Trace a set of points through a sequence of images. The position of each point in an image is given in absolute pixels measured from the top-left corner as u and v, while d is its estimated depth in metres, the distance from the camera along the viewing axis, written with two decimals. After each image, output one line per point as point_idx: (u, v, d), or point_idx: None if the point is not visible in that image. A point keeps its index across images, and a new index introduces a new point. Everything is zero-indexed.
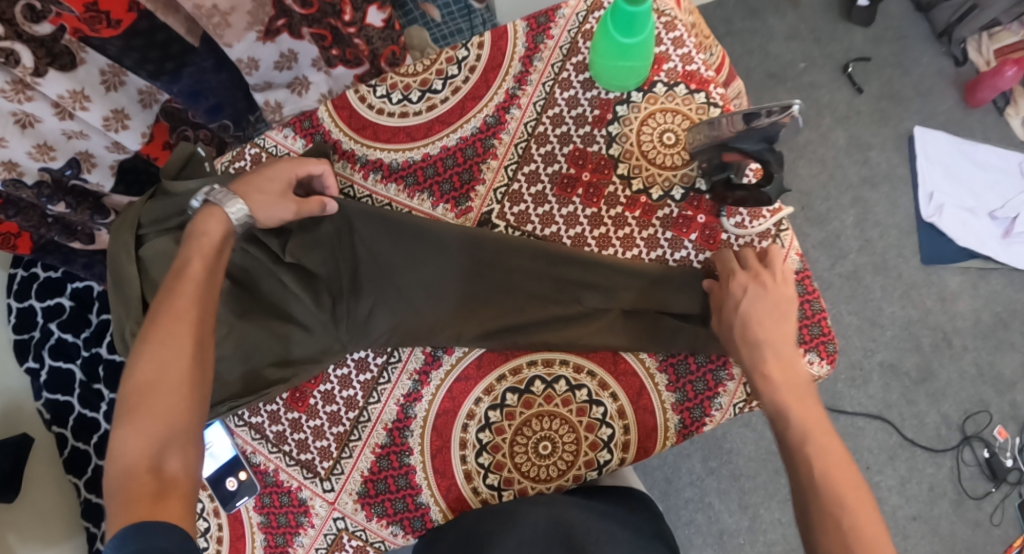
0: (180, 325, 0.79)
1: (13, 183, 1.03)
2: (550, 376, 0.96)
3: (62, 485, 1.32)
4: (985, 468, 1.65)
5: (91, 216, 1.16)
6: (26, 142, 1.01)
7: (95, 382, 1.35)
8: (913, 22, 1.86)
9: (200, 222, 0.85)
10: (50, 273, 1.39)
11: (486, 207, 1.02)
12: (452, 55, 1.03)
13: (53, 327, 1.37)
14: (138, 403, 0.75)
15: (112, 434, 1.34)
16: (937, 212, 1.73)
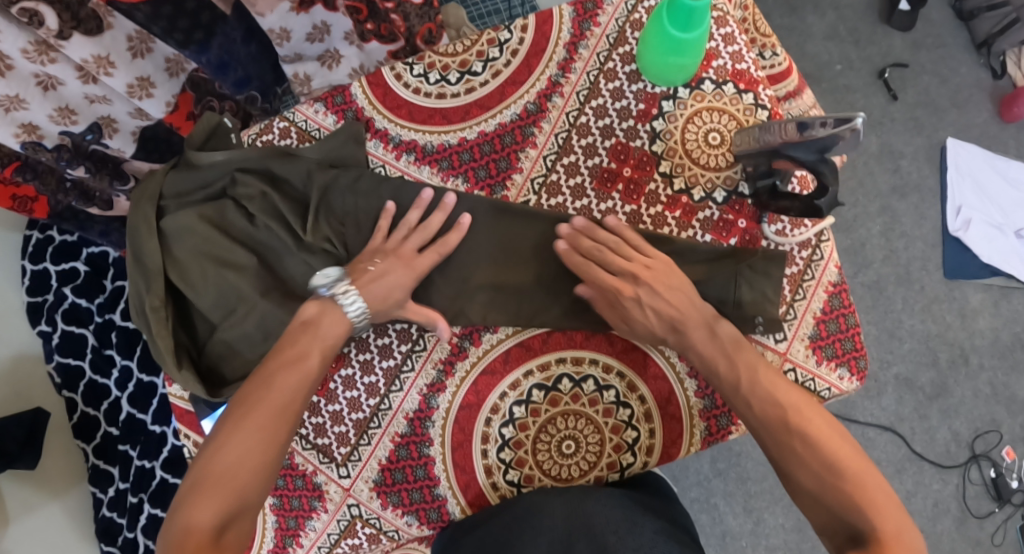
0: (273, 416, 0.81)
1: (33, 146, 1.07)
2: (578, 375, 0.94)
3: (71, 449, 1.37)
4: (990, 487, 1.64)
5: (110, 182, 1.21)
6: (47, 104, 1.05)
7: (107, 347, 1.39)
8: (953, 31, 1.82)
9: (322, 322, 0.88)
10: (66, 237, 1.40)
11: (522, 197, 0.98)
12: (494, 37, 0.99)
13: (66, 292, 1.39)
14: (213, 477, 0.77)
15: (122, 401, 1.38)
16: (964, 226, 1.71)
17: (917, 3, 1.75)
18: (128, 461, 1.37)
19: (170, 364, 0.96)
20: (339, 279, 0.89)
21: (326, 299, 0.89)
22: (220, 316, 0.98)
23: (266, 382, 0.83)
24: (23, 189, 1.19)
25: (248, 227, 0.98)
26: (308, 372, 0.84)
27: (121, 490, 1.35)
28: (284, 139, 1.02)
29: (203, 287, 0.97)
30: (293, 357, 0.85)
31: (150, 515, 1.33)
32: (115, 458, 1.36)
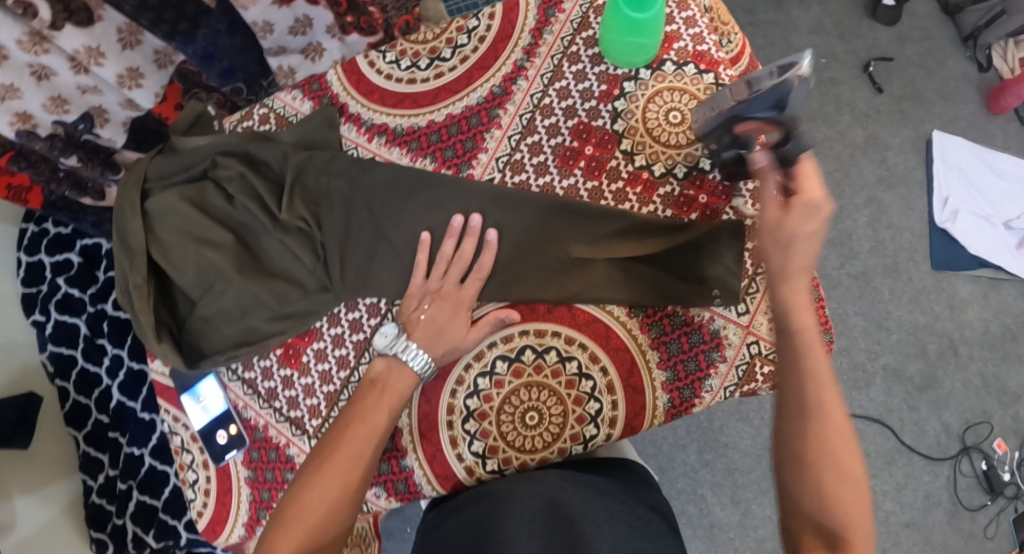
0: (347, 468, 0.86)
1: (28, 134, 1.13)
2: (541, 346, 0.96)
3: (63, 438, 1.48)
4: (982, 479, 1.63)
5: (102, 172, 1.27)
6: (41, 93, 1.11)
7: (98, 337, 1.52)
8: (939, 24, 1.83)
9: (389, 376, 0.92)
10: (61, 229, 1.53)
11: (487, 175, 1.01)
12: (463, 24, 1.03)
13: (60, 282, 1.51)
14: (291, 516, 0.83)
15: (112, 389, 1.51)
16: (951, 217, 1.72)
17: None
18: (118, 449, 1.49)
19: (151, 338, 1.00)
20: (394, 338, 0.94)
21: (385, 358, 0.94)
22: (199, 294, 1.02)
23: (341, 432, 0.89)
24: (18, 178, 1.26)
25: (227, 207, 1.02)
26: (376, 426, 0.89)
27: (110, 476, 1.48)
28: (263, 125, 1.06)
29: (183, 266, 1.01)
30: (364, 411, 0.90)
31: (138, 500, 1.47)
32: (105, 445, 1.50)
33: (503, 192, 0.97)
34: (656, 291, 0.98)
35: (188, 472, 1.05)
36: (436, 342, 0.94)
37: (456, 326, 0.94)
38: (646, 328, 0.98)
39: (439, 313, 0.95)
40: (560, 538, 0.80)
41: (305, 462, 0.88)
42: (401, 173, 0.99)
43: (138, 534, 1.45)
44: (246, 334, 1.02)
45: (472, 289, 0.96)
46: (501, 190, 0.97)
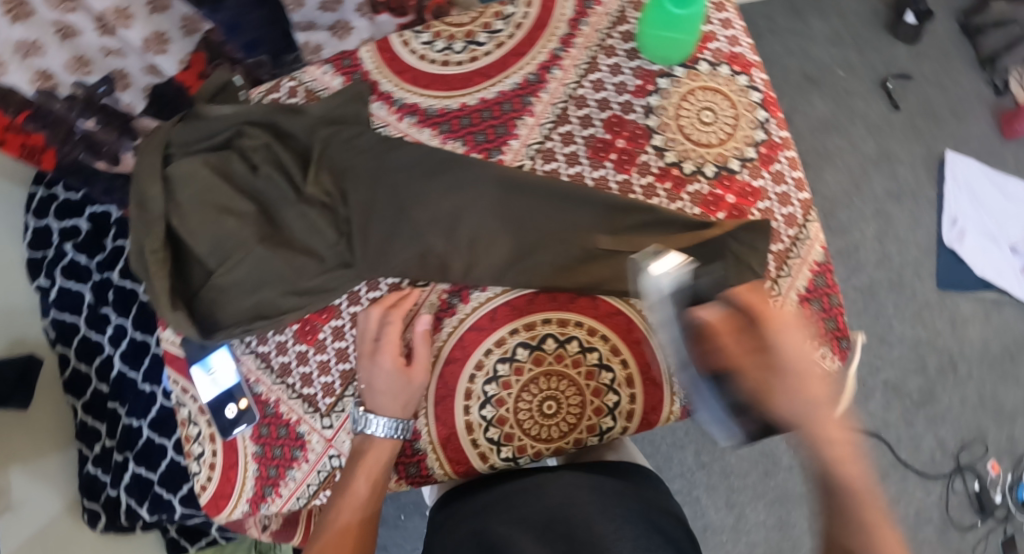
0: (345, 541, 0.89)
1: (47, 93, 1.18)
2: (563, 335, 0.96)
3: (60, 406, 1.50)
4: (973, 498, 1.65)
5: (119, 138, 1.26)
6: (64, 51, 1.17)
7: (103, 305, 1.51)
8: (956, 44, 1.84)
9: (363, 442, 0.93)
10: (70, 195, 1.53)
11: (517, 162, 1.00)
12: (500, 10, 1.02)
13: (67, 248, 1.51)
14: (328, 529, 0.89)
15: (114, 358, 1.50)
16: (959, 237, 1.74)
17: (923, 15, 1.77)
18: (116, 419, 1.48)
19: (165, 305, 0.96)
20: (359, 413, 0.93)
21: (359, 435, 0.93)
22: (216, 264, 1.00)
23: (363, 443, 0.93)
24: (32, 138, 1.19)
25: (251, 177, 1.01)
26: (359, 495, 0.91)
27: (108, 447, 1.48)
28: (290, 98, 1.05)
29: (200, 234, 0.98)
30: (344, 486, 0.92)
31: (134, 473, 1.46)
32: (102, 415, 1.49)
33: (514, 176, 0.96)
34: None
35: (194, 445, 1.02)
36: (381, 402, 0.93)
37: (389, 378, 0.93)
38: None
39: (378, 380, 0.93)
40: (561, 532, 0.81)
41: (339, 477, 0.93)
42: (430, 151, 0.98)
43: (132, 508, 1.45)
44: (260, 307, 1.00)
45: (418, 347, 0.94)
46: (508, 172, 0.96)
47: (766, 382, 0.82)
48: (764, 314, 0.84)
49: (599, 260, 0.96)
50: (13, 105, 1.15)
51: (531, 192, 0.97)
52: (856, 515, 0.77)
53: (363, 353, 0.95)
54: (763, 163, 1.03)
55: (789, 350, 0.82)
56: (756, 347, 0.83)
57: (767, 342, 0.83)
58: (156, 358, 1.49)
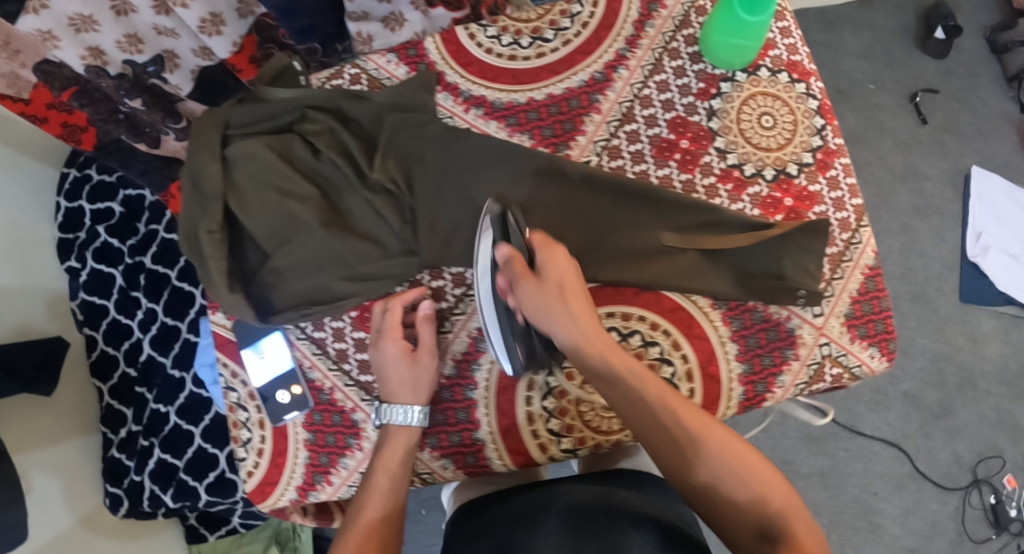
0: (364, 537, 0.83)
1: (97, 70, 1.16)
2: (626, 329, 0.97)
3: (86, 388, 1.49)
4: (989, 512, 1.67)
5: (163, 118, 1.28)
6: (117, 29, 1.13)
7: (134, 289, 1.52)
8: (984, 63, 1.85)
9: (386, 443, 0.92)
10: (105, 176, 1.55)
11: (584, 157, 1.00)
12: (567, 8, 1.02)
13: (100, 230, 1.53)
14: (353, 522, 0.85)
15: (144, 343, 1.50)
16: (982, 253, 1.75)
17: (953, 31, 1.79)
18: (143, 404, 1.48)
19: (223, 287, 0.96)
20: (377, 406, 0.93)
21: (381, 426, 0.93)
22: (274, 246, 0.99)
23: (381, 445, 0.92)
24: (75, 117, 1.24)
25: (313, 161, 1.00)
26: (378, 491, 0.88)
27: (133, 432, 1.47)
28: (353, 85, 1.04)
29: (259, 216, 0.98)
30: (365, 485, 0.89)
31: (159, 459, 1.45)
32: (129, 399, 1.48)
33: (562, 165, 0.96)
34: (737, 283, 0.98)
35: (242, 430, 1.02)
36: (399, 391, 0.92)
37: (401, 366, 0.93)
38: (728, 321, 0.99)
39: (390, 370, 0.93)
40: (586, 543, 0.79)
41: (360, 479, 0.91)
42: (495, 142, 0.98)
43: (155, 494, 1.44)
44: (317, 292, 1.00)
45: (427, 335, 0.95)
46: (555, 161, 0.97)
47: (599, 333, 0.87)
48: (552, 253, 0.89)
49: (629, 260, 0.96)
50: (58, 81, 1.15)
51: (576, 185, 0.97)
52: (735, 495, 0.80)
53: (377, 337, 0.95)
54: (819, 168, 1.03)
55: (559, 281, 0.88)
56: (550, 286, 0.87)
57: (540, 278, 0.88)
58: (185, 344, 1.49)
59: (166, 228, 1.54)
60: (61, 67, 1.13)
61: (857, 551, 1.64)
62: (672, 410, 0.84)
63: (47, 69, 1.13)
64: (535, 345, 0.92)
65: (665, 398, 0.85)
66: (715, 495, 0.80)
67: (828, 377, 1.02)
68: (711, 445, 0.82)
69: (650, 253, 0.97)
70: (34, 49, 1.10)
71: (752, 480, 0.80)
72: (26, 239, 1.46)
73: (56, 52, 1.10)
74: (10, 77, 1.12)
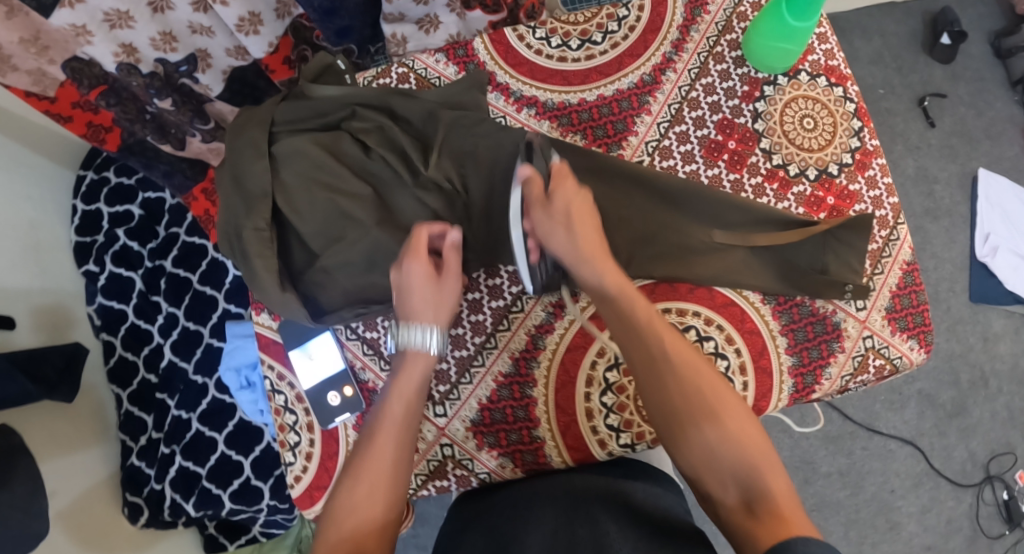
0: (381, 458, 0.83)
1: (128, 67, 1.12)
2: (681, 325, 0.96)
3: (105, 393, 1.42)
4: (1002, 508, 1.69)
5: (190, 118, 1.27)
6: (153, 27, 1.09)
7: (153, 293, 1.46)
8: (990, 68, 1.89)
9: (406, 362, 0.89)
10: (124, 179, 1.48)
11: (636, 158, 1.01)
12: (614, 11, 1.03)
13: (119, 233, 1.46)
14: (353, 490, 0.81)
15: (164, 348, 1.45)
16: (991, 253, 1.77)
17: (958, 37, 1.81)
18: (164, 410, 1.42)
19: (273, 286, 0.96)
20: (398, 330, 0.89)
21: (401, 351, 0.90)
22: (322, 245, 0.98)
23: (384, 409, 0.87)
24: (100, 117, 1.21)
25: (363, 158, 0.99)
26: (396, 410, 0.86)
27: (153, 439, 1.41)
28: (401, 84, 1.06)
29: (308, 214, 0.97)
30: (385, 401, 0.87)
31: (180, 466, 1.38)
32: (150, 405, 1.42)
33: (606, 164, 0.95)
34: (783, 279, 0.96)
35: (289, 434, 1.00)
36: (423, 314, 0.90)
37: (425, 287, 0.90)
38: (777, 315, 0.98)
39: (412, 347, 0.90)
40: (581, 534, 0.77)
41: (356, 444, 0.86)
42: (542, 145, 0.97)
43: (177, 502, 1.37)
44: (368, 291, 1.00)
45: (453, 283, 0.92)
46: (599, 161, 0.96)
47: (603, 255, 0.89)
48: (565, 181, 0.89)
49: (675, 256, 0.95)
50: (87, 79, 1.12)
51: (619, 181, 0.96)
52: (710, 433, 0.79)
53: (404, 255, 0.92)
54: (858, 169, 1.01)
55: (570, 208, 0.88)
56: (557, 209, 0.88)
57: (550, 201, 0.88)
58: (209, 349, 1.44)
59: (189, 231, 1.47)
60: (91, 64, 1.10)
61: (874, 548, 1.66)
62: (659, 340, 0.84)
63: (76, 66, 1.10)
64: (544, 264, 0.93)
65: (653, 325, 0.85)
66: (711, 449, 0.79)
67: (871, 369, 1.00)
68: (694, 383, 0.82)
69: (701, 248, 0.95)
70: (64, 45, 1.05)
71: (728, 422, 0.80)
72: (44, 242, 1.39)
73: (88, 48, 1.06)
74: (36, 75, 1.09)
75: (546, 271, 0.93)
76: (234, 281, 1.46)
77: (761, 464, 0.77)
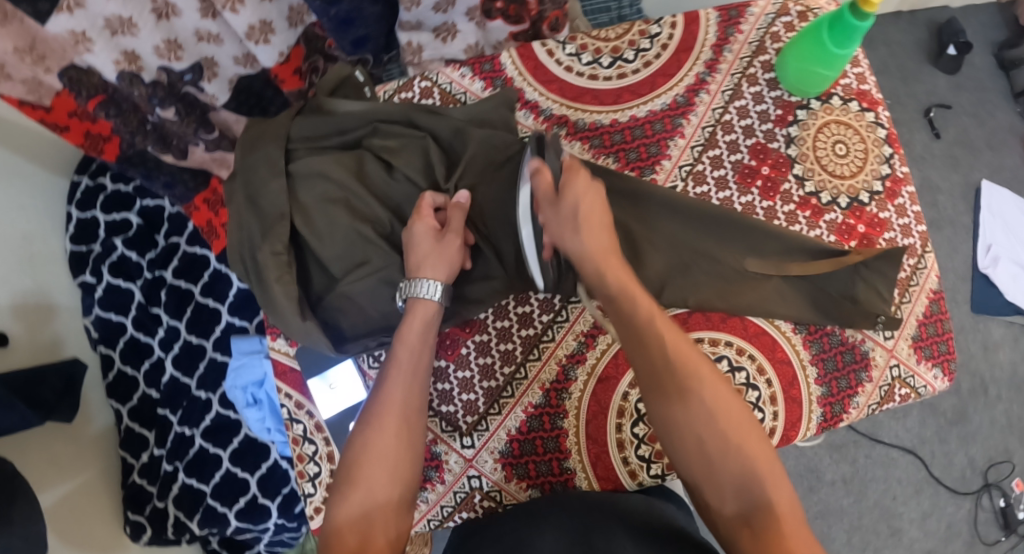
0: (397, 414, 0.83)
1: (131, 77, 0.97)
2: (713, 354, 0.96)
3: (104, 408, 1.31)
4: (999, 515, 1.53)
5: (194, 130, 1.10)
6: (157, 34, 0.96)
7: (154, 305, 1.33)
8: (993, 78, 1.72)
9: (415, 310, 0.88)
10: (121, 186, 1.35)
11: (669, 182, 1.01)
12: (646, 29, 1.03)
13: (116, 242, 1.34)
14: (357, 474, 0.80)
15: (165, 363, 1.32)
16: (992, 264, 1.59)
17: (963, 48, 1.66)
18: (167, 427, 1.31)
19: (293, 314, 0.92)
20: (402, 284, 0.89)
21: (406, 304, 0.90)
22: (343, 270, 0.95)
23: (382, 385, 0.85)
24: (98, 125, 1.05)
25: (387, 178, 0.97)
26: (407, 355, 0.86)
27: (155, 456, 1.29)
28: (425, 98, 1.04)
29: (330, 238, 0.95)
30: (397, 347, 0.87)
31: (183, 484, 1.27)
32: (151, 422, 1.31)
33: (640, 190, 0.96)
34: (814, 307, 0.97)
35: (309, 464, 0.97)
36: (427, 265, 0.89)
37: (427, 242, 0.90)
38: (807, 344, 0.98)
39: (405, 324, 0.88)
40: (598, 544, 0.80)
41: (355, 425, 0.84)
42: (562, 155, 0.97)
43: (181, 520, 1.26)
44: (390, 318, 0.97)
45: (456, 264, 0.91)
46: (613, 178, 0.96)
47: (612, 255, 0.87)
48: (574, 177, 0.87)
49: (712, 287, 0.96)
50: (86, 90, 0.97)
51: (658, 210, 0.96)
52: (711, 441, 0.77)
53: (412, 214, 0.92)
54: (888, 197, 1.01)
55: (582, 204, 0.87)
56: (565, 209, 0.86)
57: (559, 199, 0.87)
58: (213, 364, 1.32)
59: (189, 241, 1.35)
60: (89, 73, 0.96)
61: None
62: (660, 340, 0.82)
63: (74, 77, 0.95)
64: (555, 262, 0.92)
65: (655, 325, 0.83)
66: (713, 460, 0.77)
67: (897, 398, 1.00)
68: (696, 389, 0.79)
69: (737, 277, 0.96)
70: (62, 54, 0.92)
71: (730, 430, 0.77)
72: (37, 252, 1.27)
73: (87, 57, 0.92)
74: (32, 84, 0.94)
75: (557, 267, 0.92)
76: (239, 292, 1.34)
77: (762, 475, 0.76)
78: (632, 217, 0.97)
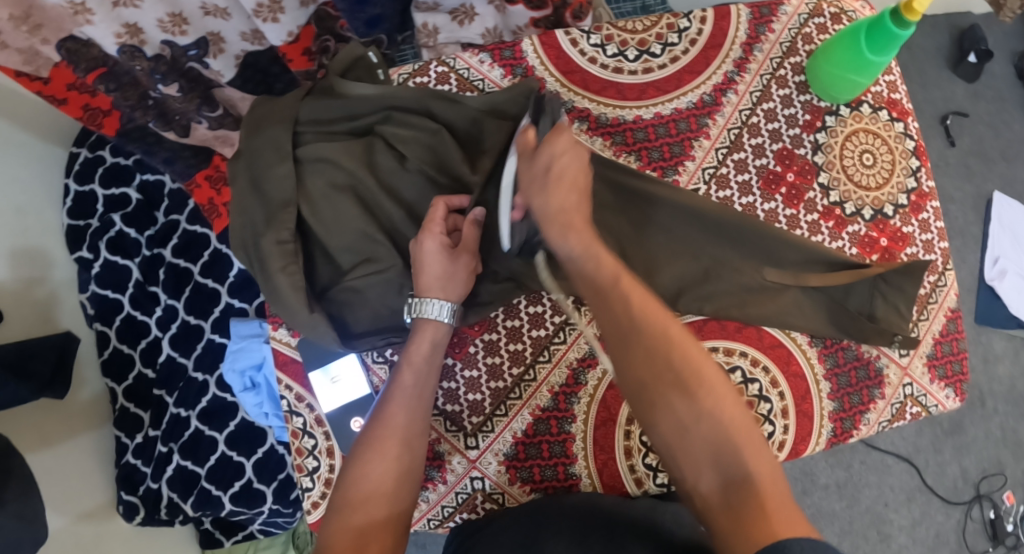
0: (396, 437, 0.82)
1: (131, 51, 0.93)
2: (728, 365, 0.95)
3: (96, 386, 1.27)
4: (987, 526, 1.47)
5: (197, 107, 1.06)
6: (160, 7, 0.91)
7: (152, 284, 1.29)
8: (1012, 88, 1.63)
9: (420, 336, 0.87)
10: (121, 159, 1.30)
11: (692, 184, 0.98)
12: (675, 23, 1.00)
13: (115, 218, 1.29)
14: (355, 494, 0.78)
15: (163, 342, 1.29)
16: (998, 277, 1.52)
17: (985, 55, 1.57)
18: (162, 408, 1.27)
19: (300, 306, 0.90)
20: (410, 302, 0.87)
21: (413, 323, 0.88)
22: (350, 262, 0.93)
23: (384, 407, 0.84)
24: (97, 100, 1.02)
25: (399, 170, 0.93)
26: (408, 378, 0.85)
27: (150, 437, 1.26)
28: (440, 84, 0.99)
29: (337, 229, 0.92)
30: (401, 370, 0.85)
31: (178, 466, 1.24)
32: (147, 402, 1.27)
33: (651, 192, 0.94)
34: (831, 322, 0.96)
35: (307, 458, 0.95)
36: (434, 262, 0.87)
37: (438, 260, 0.87)
38: (822, 358, 0.97)
39: (412, 344, 0.87)
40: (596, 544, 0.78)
41: (353, 447, 0.82)
42: None
43: (174, 502, 1.23)
44: (396, 315, 0.95)
45: (465, 266, 0.89)
46: (624, 179, 0.94)
47: (576, 216, 0.81)
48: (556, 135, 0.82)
49: (729, 294, 0.94)
50: (84, 62, 0.93)
51: (674, 214, 0.94)
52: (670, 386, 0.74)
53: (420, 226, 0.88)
54: (913, 211, 1.00)
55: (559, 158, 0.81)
56: (539, 163, 0.81)
57: (535, 154, 0.82)
58: (210, 346, 1.28)
59: (190, 219, 1.30)
60: (89, 45, 0.92)
61: None
62: (626, 299, 0.77)
63: (73, 48, 0.91)
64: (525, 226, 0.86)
65: (621, 283, 0.78)
66: (684, 426, 0.72)
67: (908, 416, 0.99)
68: (678, 361, 0.74)
69: (756, 286, 0.94)
70: (59, 23, 0.88)
71: (696, 385, 0.73)
72: (32, 225, 1.23)
73: (86, 29, 0.88)
74: (28, 54, 0.90)
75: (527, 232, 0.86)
76: (240, 273, 1.30)
77: (741, 444, 0.71)
78: (648, 217, 0.94)
